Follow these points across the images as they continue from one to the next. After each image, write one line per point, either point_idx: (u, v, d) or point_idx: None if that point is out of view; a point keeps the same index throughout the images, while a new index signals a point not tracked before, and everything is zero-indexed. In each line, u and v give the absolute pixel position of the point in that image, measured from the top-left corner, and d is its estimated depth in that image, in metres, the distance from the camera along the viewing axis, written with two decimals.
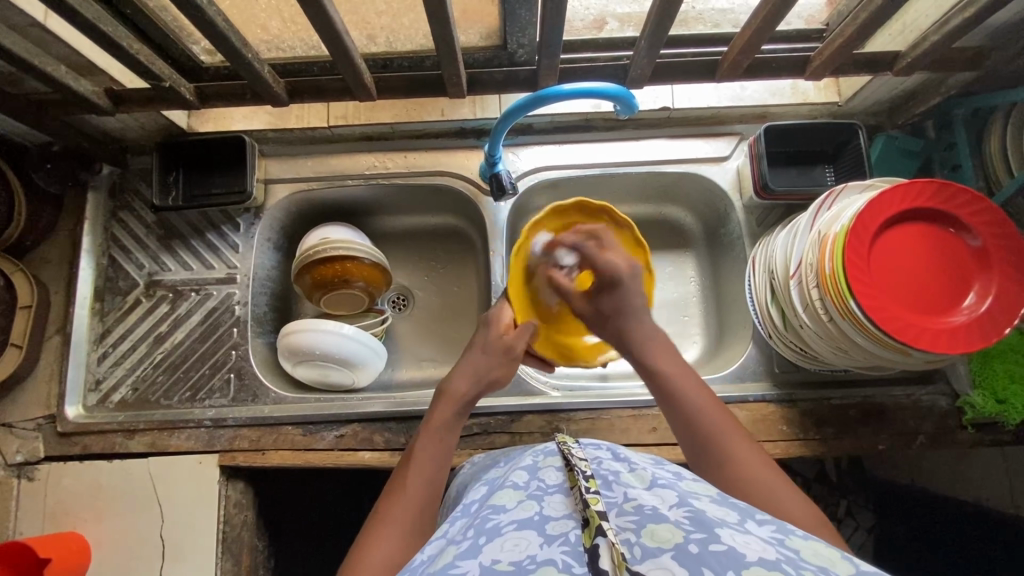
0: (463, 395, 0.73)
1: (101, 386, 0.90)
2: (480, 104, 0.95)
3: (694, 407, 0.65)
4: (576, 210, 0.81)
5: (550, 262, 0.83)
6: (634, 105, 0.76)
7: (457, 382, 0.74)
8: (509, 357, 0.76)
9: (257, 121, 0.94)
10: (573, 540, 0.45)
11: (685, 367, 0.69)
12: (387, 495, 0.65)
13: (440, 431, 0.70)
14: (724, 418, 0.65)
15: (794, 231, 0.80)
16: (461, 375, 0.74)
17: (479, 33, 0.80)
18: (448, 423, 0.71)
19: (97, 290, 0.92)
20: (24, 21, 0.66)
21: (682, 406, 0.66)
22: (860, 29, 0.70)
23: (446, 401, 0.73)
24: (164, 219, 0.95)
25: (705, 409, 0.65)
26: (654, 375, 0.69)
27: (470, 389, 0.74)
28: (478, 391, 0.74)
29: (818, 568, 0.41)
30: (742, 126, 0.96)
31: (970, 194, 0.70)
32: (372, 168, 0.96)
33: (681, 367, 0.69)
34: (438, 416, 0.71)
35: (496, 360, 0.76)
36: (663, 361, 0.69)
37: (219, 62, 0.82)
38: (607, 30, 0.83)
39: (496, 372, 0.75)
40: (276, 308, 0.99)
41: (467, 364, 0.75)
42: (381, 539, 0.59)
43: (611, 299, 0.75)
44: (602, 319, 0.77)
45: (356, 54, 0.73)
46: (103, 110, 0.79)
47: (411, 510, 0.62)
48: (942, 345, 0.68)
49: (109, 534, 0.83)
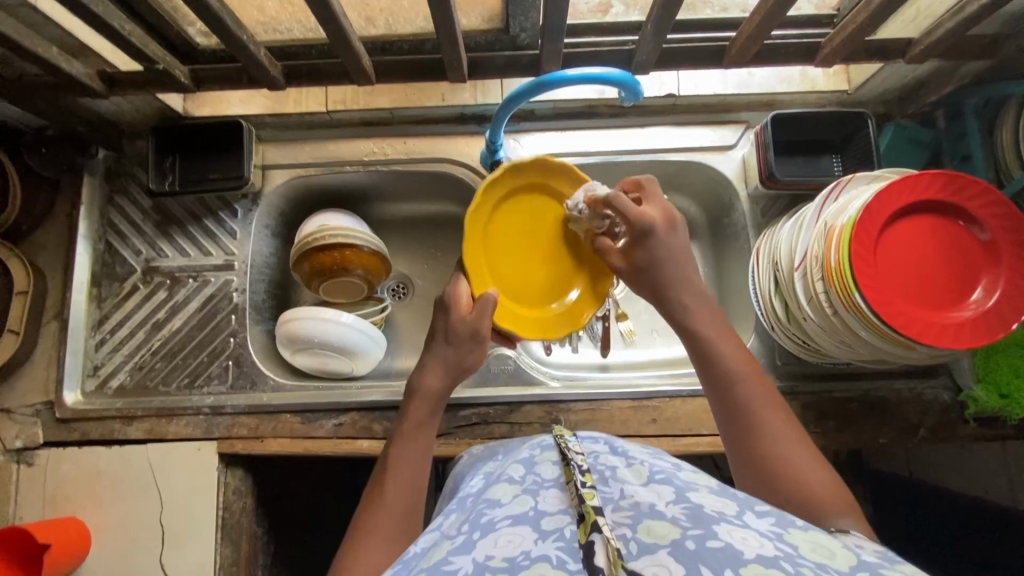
0: (437, 392, 0.71)
1: (99, 372, 0.90)
2: (482, 89, 0.93)
3: (733, 377, 0.63)
4: (530, 169, 0.76)
5: (506, 228, 0.78)
6: (639, 92, 0.74)
7: (429, 379, 0.71)
8: (479, 341, 0.70)
9: (254, 105, 0.92)
10: (568, 536, 0.44)
11: (726, 333, 0.67)
12: (368, 501, 0.64)
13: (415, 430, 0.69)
14: (763, 388, 0.63)
15: (799, 222, 0.79)
16: (432, 369, 0.71)
17: (481, 16, 0.79)
18: (424, 424, 0.70)
19: (94, 275, 0.92)
20: (13, 1, 0.65)
21: (722, 373, 0.64)
22: (873, 15, 0.68)
23: (420, 398, 0.71)
24: (160, 205, 0.93)
25: (738, 381, 0.63)
26: (692, 335, 0.67)
27: (444, 385, 0.72)
28: (449, 387, 0.72)
29: (817, 565, 0.41)
30: (749, 114, 0.94)
31: (981, 185, 0.69)
32: (371, 155, 0.94)
33: (722, 332, 0.67)
34: (414, 418, 0.70)
35: (468, 346, 0.71)
36: (704, 325, 0.67)
37: (215, 44, 0.80)
38: (613, 13, 0.82)
39: (472, 357, 0.72)
40: (274, 296, 0.98)
41: (437, 359, 0.71)
42: (363, 546, 0.59)
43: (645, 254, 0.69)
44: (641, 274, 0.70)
45: (354, 37, 0.71)
46: (96, 92, 0.77)
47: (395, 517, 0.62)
48: (947, 340, 0.67)
49: (108, 519, 0.83)
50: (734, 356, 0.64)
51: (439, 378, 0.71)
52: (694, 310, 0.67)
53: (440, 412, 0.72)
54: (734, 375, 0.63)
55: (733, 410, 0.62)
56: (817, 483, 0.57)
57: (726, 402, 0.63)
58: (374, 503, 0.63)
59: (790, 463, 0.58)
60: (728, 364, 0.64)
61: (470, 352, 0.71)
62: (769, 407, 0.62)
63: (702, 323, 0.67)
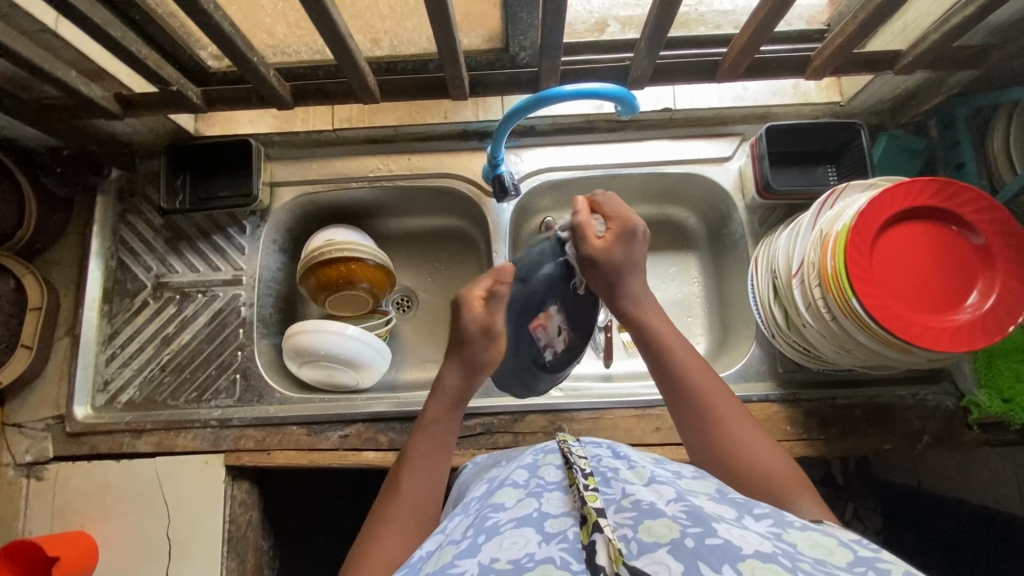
0: (457, 390, 0.70)
1: (109, 386, 0.91)
2: (483, 106, 0.95)
3: (683, 369, 0.67)
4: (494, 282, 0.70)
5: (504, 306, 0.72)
6: (635, 105, 0.76)
7: (449, 378, 0.70)
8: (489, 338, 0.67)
9: (263, 124, 0.95)
10: (570, 538, 0.45)
11: (675, 329, 0.70)
12: (384, 498, 0.65)
13: (435, 428, 0.68)
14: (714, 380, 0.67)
15: (795, 231, 0.80)
16: (452, 368, 0.70)
17: (482, 36, 0.81)
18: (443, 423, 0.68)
19: (106, 291, 0.94)
20: (35, 27, 0.68)
21: (670, 370, 0.67)
22: (859, 29, 0.70)
23: (440, 396, 0.69)
24: (171, 222, 0.96)
25: (694, 372, 0.67)
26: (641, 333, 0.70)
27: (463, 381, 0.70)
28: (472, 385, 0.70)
29: (815, 560, 0.42)
30: (744, 127, 0.96)
31: (972, 191, 0.70)
32: (376, 171, 0.97)
33: (670, 329, 0.70)
34: (433, 413, 0.69)
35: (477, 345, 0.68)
36: (653, 321, 0.70)
37: (227, 67, 0.83)
38: (609, 32, 0.84)
39: (489, 353, 0.69)
40: (282, 310, 1.00)
41: (456, 360, 0.70)
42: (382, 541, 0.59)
43: (598, 280, 0.69)
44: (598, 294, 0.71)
45: (360, 58, 0.74)
46: (112, 114, 0.80)
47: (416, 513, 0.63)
48: (944, 344, 0.67)
49: (117, 533, 0.83)
50: (684, 349, 0.68)
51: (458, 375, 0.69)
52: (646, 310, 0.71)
53: (462, 411, 0.70)
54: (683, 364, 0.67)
55: (682, 398, 0.66)
56: (780, 472, 0.60)
57: (675, 393, 0.66)
58: (391, 499, 0.64)
59: (739, 451, 0.62)
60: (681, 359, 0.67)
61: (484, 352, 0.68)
62: (724, 396, 0.66)
63: (650, 320, 0.70)
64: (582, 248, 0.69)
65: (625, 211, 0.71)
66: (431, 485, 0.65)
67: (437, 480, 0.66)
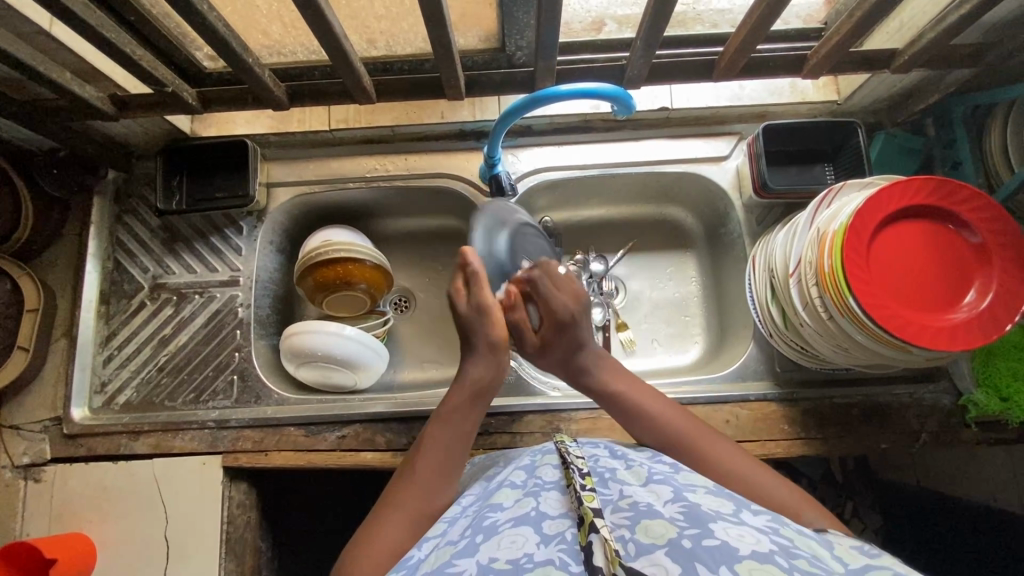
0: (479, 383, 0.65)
1: (107, 388, 0.91)
2: (479, 106, 0.95)
3: (659, 418, 0.66)
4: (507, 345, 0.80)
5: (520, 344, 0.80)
6: (631, 105, 0.76)
7: (473, 367, 0.65)
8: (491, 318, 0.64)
9: (259, 125, 0.95)
10: (569, 539, 0.45)
11: (641, 385, 0.70)
12: (394, 482, 0.64)
13: (454, 420, 0.65)
14: (695, 426, 0.66)
15: (793, 229, 0.80)
16: (476, 359, 0.65)
17: (478, 36, 0.81)
18: (463, 413, 0.65)
19: (103, 292, 0.94)
20: (29, 29, 0.67)
21: (629, 407, 0.68)
22: (855, 27, 0.70)
23: (460, 388, 0.65)
24: (168, 223, 0.96)
25: (670, 418, 0.66)
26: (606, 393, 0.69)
27: (487, 374, 0.65)
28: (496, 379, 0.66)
29: (810, 557, 0.43)
30: (741, 126, 0.96)
31: (968, 190, 0.70)
32: (373, 171, 0.97)
33: (633, 384, 0.70)
34: (454, 406, 0.65)
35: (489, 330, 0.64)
36: (615, 380, 0.69)
37: (222, 67, 0.83)
38: (606, 31, 0.84)
39: (495, 333, 0.64)
40: (279, 311, 1.00)
41: (480, 350, 0.65)
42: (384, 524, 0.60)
43: (564, 340, 0.68)
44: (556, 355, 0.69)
45: (355, 58, 0.74)
46: (107, 115, 0.80)
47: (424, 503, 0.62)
48: (942, 343, 0.67)
49: (114, 535, 0.83)
50: (654, 402, 0.67)
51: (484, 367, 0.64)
52: (606, 370, 0.70)
53: (484, 407, 0.66)
54: (656, 416, 0.66)
55: (670, 447, 0.65)
56: (785, 497, 0.60)
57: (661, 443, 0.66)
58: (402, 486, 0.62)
59: (743, 488, 0.61)
60: (653, 411, 0.67)
61: (494, 332, 0.64)
62: (708, 439, 0.65)
63: (612, 380, 0.70)
64: (548, 305, 0.67)
65: (568, 292, 0.68)
66: (439, 477, 0.63)
67: (447, 477, 0.63)
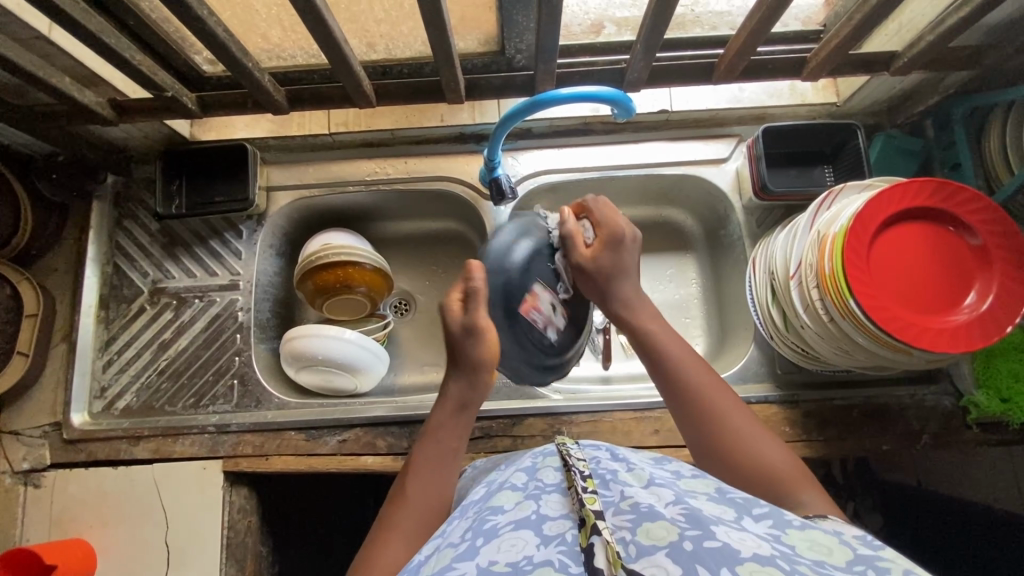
0: (460, 398, 0.70)
1: (106, 393, 0.91)
2: (479, 110, 0.95)
3: (678, 365, 0.68)
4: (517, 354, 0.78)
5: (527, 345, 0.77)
6: (631, 108, 0.76)
7: (453, 387, 0.70)
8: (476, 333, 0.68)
9: (258, 129, 0.95)
10: (569, 540, 0.45)
11: (672, 330, 0.71)
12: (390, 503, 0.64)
13: (442, 438, 0.68)
14: (709, 375, 0.68)
15: (793, 231, 0.80)
16: (456, 376, 0.70)
17: (477, 39, 0.81)
18: (451, 429, 0.68)
19: (102, 298, 0.93)
20: (29, 34, 0.67)
21: (667, 365, 0.68)
22: (855, 30, 0.70)
23: (444, 406, 0.70)
24: (168, 227, 0.95)
25: (690, 367, 0.68)
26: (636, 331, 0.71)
27: (466, 389, 0.69)
28: (477, 392, 0.70)
29: (813, 564, 0.42)
30: (741, 128, 0.96)
31: (968, 192, 0.70)
32: (373, 175, 0.97)
33: (664, 328, 0.71)
34: (440, 422, 0.69)
35: (469, 345, 0.69)
36: (647, 321, 0.72)
37: (222, 71, 0.82)
38: (605, 34, 0.83)
39: (478, 352, 0.68)
40: (279, 315, 1.00)
41: (460, 370, 0.70)
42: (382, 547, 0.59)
43: (611, 259, 0.73)
44: (594, 277, 0.73)
45: (355, 62, 0.74)
46: (106, 119, 0.80)
47: (424, 521, 0.62)
48: (943, 345, 0.67)
49: (115, 540, 0.83)
50: (679, 349, 0.69)
51: (461, 384, 0.69)
52: (641, 310, 0.72)
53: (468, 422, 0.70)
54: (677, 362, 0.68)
55: (682, 395, 0.66)
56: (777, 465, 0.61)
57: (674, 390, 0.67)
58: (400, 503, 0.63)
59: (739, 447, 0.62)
60: (675, 358, 0.68)
61: (477, 348, 0.68)
62: (719, 389, 0.66)
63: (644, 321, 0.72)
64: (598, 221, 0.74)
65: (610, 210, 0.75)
66: (437, 489, 0.65)
67: (443, 489, 0.65)
